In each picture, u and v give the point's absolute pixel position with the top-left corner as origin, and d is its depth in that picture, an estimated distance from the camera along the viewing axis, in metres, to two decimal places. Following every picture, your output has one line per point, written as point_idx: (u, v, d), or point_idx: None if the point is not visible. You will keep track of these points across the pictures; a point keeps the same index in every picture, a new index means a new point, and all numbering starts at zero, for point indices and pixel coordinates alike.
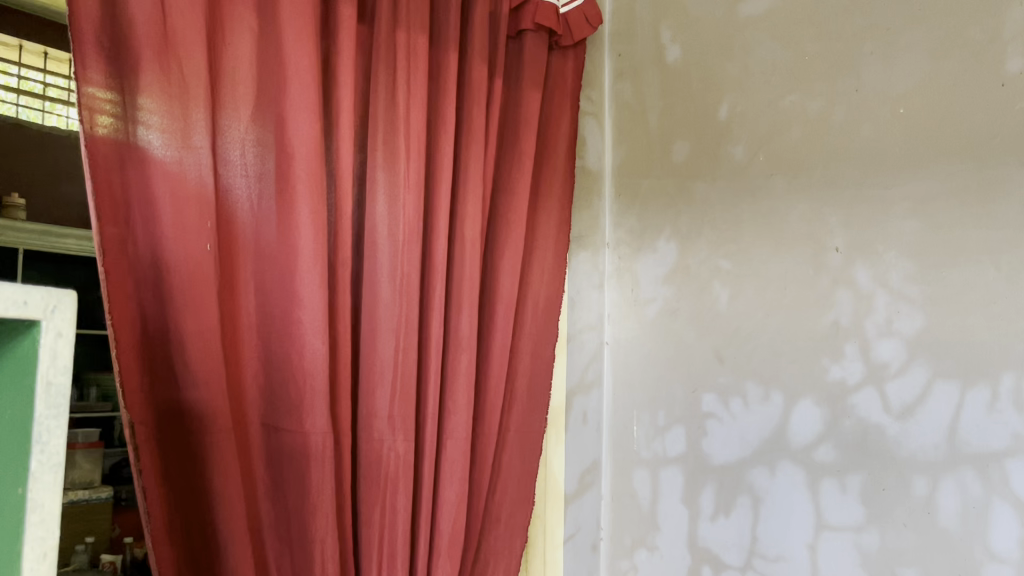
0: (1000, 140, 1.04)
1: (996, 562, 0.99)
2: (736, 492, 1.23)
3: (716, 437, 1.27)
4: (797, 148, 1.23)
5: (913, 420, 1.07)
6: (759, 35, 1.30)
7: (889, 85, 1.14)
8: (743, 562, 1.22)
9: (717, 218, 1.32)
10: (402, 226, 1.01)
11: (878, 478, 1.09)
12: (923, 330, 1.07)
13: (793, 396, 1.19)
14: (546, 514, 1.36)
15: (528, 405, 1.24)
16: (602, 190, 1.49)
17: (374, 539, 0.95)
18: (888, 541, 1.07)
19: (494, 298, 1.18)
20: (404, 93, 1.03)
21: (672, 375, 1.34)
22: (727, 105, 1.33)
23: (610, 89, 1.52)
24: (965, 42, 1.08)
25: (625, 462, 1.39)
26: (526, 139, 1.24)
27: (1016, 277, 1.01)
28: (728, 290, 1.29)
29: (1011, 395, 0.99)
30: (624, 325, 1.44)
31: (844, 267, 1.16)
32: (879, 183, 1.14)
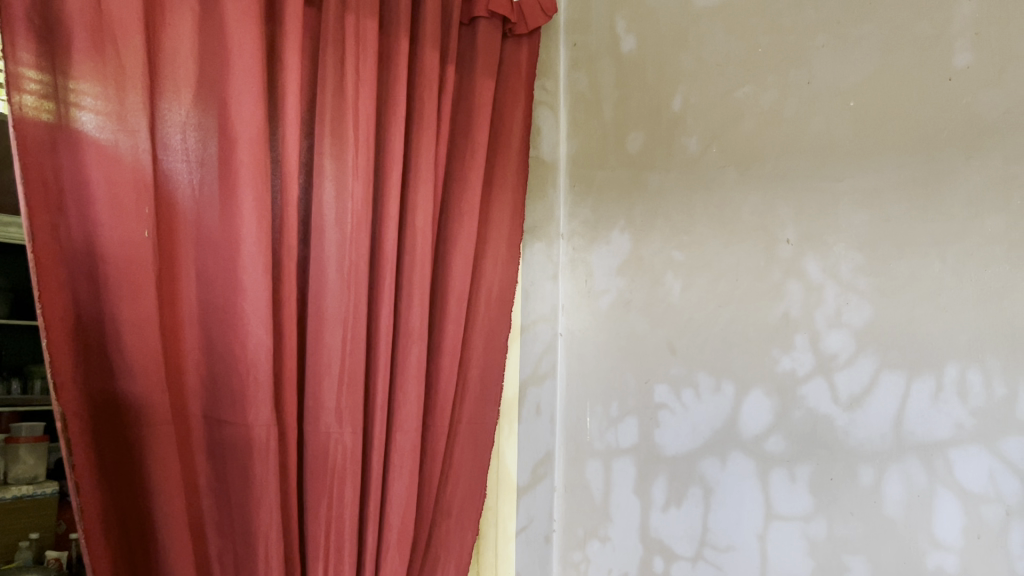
0: (947, 134, 1.05)
1: (939, 550, 1.00)
2: (687, 482, 1.24)
3: (668, 428, 1.27)
4: (749, 139, 1.24)
5: (861, 410, 1.08)
6: (712, 27, 1.30)
7: (840, 77, 1.15)
8: (693, 553, 1.22)
9: (670, 209, 1.32)
10: (350, 215, 0.99)
11: (826, 468, 1.10)
12: (871, 322, 1.08)
13: (743, 387, 1.20)
14: (497, 505, 1.33)
15: (479, 396, 1.23)
16: (557, 181, 1.48)
17: (321, 533, 0.93)
18: (836, 530, 1.09)
19: (446, 288, 1.17)
20: (353, 78, 1.01)
21: (625, 366, 1.34)
22: (680, 96, 1.33)
23: (565, 79, 1.51)
24: (914, 36, 1.09)
25: (578, 454, 1.39)
26: (479, 128, 1.23)
27: (962, 269, 1.02)
28: (680, 282, 1.29)
29: (954, 385, 1.01)
30: (578, 317, 1.43)
31: (795, 259, 1.16)
32: (830, 176, 1.15)
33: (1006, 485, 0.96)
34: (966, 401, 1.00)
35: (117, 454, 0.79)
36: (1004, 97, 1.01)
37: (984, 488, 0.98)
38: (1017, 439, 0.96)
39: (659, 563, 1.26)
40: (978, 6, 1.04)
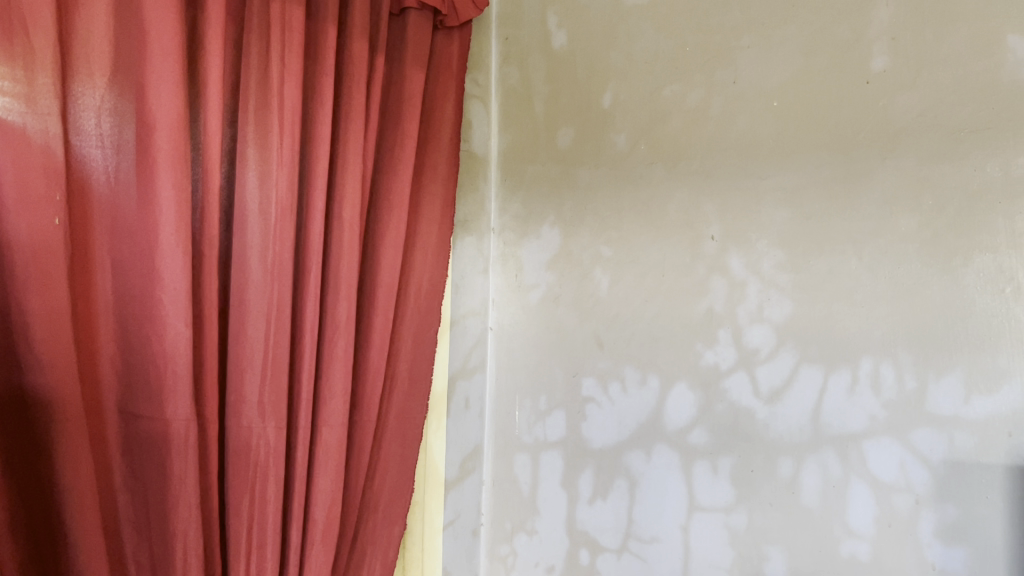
0: (865, 135, 1.10)
1: (853, 538, 1.04)
2: (613, 475, 1.25)
3: (594, 421, 1.28)
4: (677, 136, 1.26)
5: (780, 404, 1.12)
6: (642, 25, 1.32)
7: (764, 77, 1.19)
8: (619, 545, 1.23)
9: (599, 205, 1.33)
10: (275, 205, 0.97)
11: (747, 460, 1.13)
12: (791, 317, 1.12)
13: (668, 381, 1.22)
14: (425, 500, 1.33)
15: (408, 391, 1.21)
16: (488, 174, 1.47)
17: (242, 530, 0.91)
18: (755, 520, 1.11)
19: (374, 281, 1.15)
20: (278, 66, 0.99)
21: (553, 360, 1.34)
22: (610, 92, 1.34)
23: (496, 73, 1.50)
24: (834, 39, 1.14)
25: (507, 448, 1.37)
26: (409, 120, 1.22)
27: (876, 266, 1.07)
28: (608, 277, 1.30)
29: (869, 379, 1.05)
30: (508, 311, 1.42)
31: (719, 255, 1.19)
32: (753, 174, 1.18)
33: (916, 475, 1.01)
34: (879, 393, 1.04)
35: (24, 449, 0.77)
36: (917, 100, 1.07)
37: (895, 478, 1.02)
38: (926, 431, 1.01)
39: (585, 555, 1.26)
40: (895, 13, 1.10)
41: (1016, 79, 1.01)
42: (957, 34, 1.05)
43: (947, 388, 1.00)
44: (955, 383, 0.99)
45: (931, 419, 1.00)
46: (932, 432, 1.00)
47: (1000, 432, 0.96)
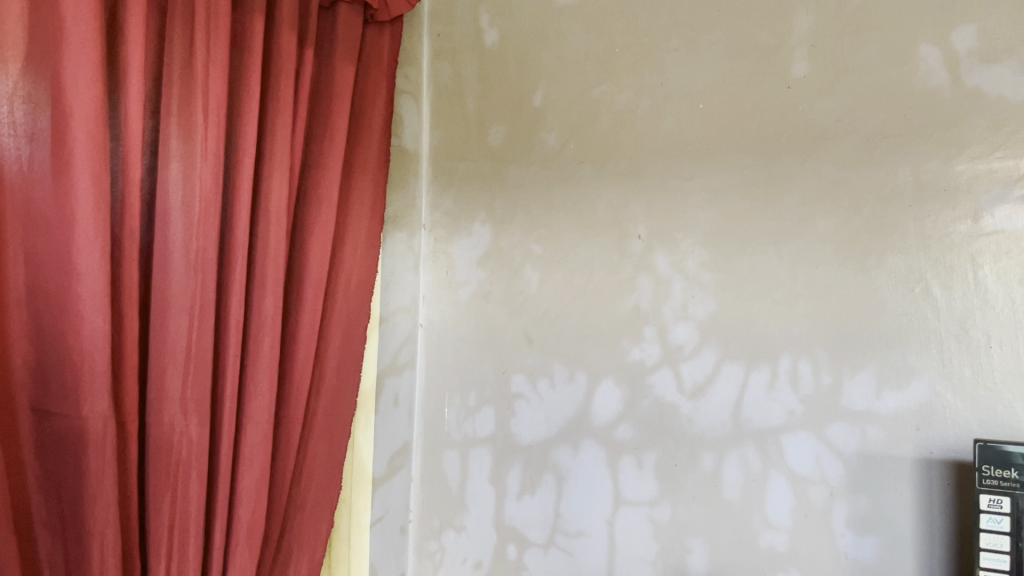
0: (786, 138, 1.14)
1: (771, 530, 1.08)
2: (541, 471, 1.26)
3: (523, 417, 1.29)
4: (607, 136, 1.28)
5: (703, 399, 1.15)
6: (572, 26, 1.34)
7: (689, 80, 1.23)
8: (546, 540, 1.24)
9: (530, 203, 1.34)
10: (198, 197, 0.95)
11: (671, 455, 1.16)
12: (714, 314, 1.16)
13: (595, 377, 1.24)
14: (353, 497, 1.26)
15: (336, 387, 1.20)
16: (419, 170, 1.45)
17: (163, 530, 0.89)
18: (679, 514, 1.14)
19: (302, 277, 1.13)
20: (202, 57, 0.97)
21: (483, 356, 1.34)
22: (541, 91, 1.35)
23: (427, 69, 1.49)
24: (757, 44, 1.18)
25: (435, 445, 1.37)
26: (338, 114, 1.20)
27: (796, 266, 1.11)
28: (538, 274, 1.31)
29: (788, 375, 1.10)
30: (438, 308, 1.41)
31: (645, 254, 1.22)
32: (679, 174, 1.21)
33: (831, 468, 1.05)
34: (797, 389, 1.09)
35: None
36: (836, 106, 1.12)
37: (811, 470, 1.06)
38: (841, 425, 1.05)
39: (513, 551, 1.27)
40: (815, 20, 1.14)
41: (926, 87, 1.06)
42: (874, 43, 1.10)
43: (861, 384, 1.05)
44: (869, 379, 1.05)
45: (846, 414, 1.05)
46: (847, 426, 1.05)
47: (909, 426, 1.01)
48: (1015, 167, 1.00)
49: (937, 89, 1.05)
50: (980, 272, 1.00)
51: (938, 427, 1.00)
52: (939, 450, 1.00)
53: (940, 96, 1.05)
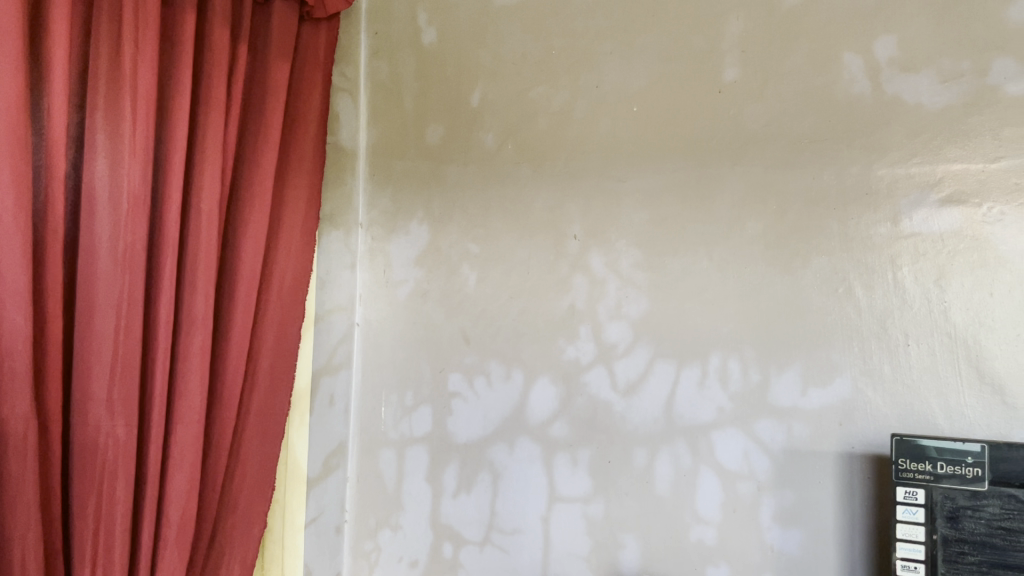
0: (717, 142, 1.17)
1: (701, 524, 1.10)
2: (477, 469, 1.27)
3: (460, 416, 1.29)
4: (543, 137, 1.29)
5: (636, 397, 1.17)
6: (510, 27, 1.35)
7: (625, 83, 1.25)
8: (481, 537, 1.25)
9: (467, 203, 1.34)
10: (125, 194, 0.93)
11: (605, 451, 1.18)
12: (646, 313, 1.18)
13: (531, 376, 1.25)
14: (286, 497, 1.25)
15: (269, 387, 1.19)
16: (356, 169, 1.43)
17: (88, 532, 0.87)
18: (612, 510, 1.16)
19: (235, 275, 1.12)
20: (130, 51, 0.95)
21: (420, 355, 1.34)
22: (479, 92, 1.35)
23: (365, 67, 1.47)
24: (690, 49, 1.21)
25: (371, 444, 1.36)
26: (273, 111, 1.19)
27: (725, 268, 1.14)
28: (475, 274, 1.31)
29: (717, 372, 1.13)
30: (375, 307, 1.39)
31: (580, 254, 1.24)
32: (614, 175, 1.23)
33: (758, 463, 1.08)
34: (726, 386, 1.12)
35: None
36: (765, 111, 1.15)
37: (740, 466, 1.09)
38: (768, 421, 1.09)
39: (448, 549, 1.27)
40: (745, 26, 1.17)
41: (849, 94, 1.10)
42: (801, 49, 1.14)
43: (787, 382, 1.08)
44: (795, 377, 1.08)
45: (773, 410, 1.08)
46: (774, 422, 1.08)
47: (832, 422, 1.05)
48: (931, 172, 1.04)
49: (859, 96, 1.09)
50: (899, 273, 1.04)
51: (860, 423, 1.03)
52: (859, 445, 1.03)
53: (862, 103, 1.09)
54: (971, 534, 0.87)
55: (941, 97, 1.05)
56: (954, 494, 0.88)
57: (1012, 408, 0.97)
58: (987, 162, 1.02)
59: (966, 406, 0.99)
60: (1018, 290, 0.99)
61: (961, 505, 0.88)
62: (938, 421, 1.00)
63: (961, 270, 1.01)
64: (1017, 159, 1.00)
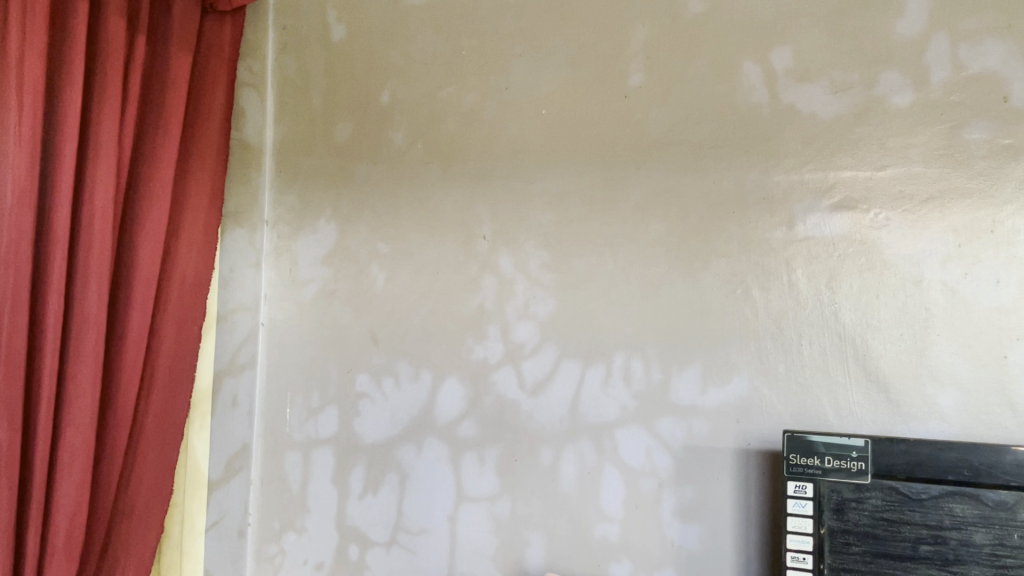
0: (623, 145, 1.19)
1: (604, 521, 1.12)
2: (384, 470, 1.26)
3: (367, 417, 1.28)
4: (452, 137, 1.29)
5: (543, 396, 1.19)
6: (421, 26, 1.34)
7: (534, 86, 1.26)
8: (388, 538, 1.24)
9: (376, 201, 1.32)
10: (10, 187, 0.90)
11: (511, 451, 1.19)
12: (554, 313, 1.20)
13: (440, 375, 1.25)
14: (184, 503, 1.27)
15: (169, 388, 1.15)
16: (262, 165, 1.39)
17: None
18: (518, 508, 1.17)
19: (132, 272, 1.08)
20: (16, 38, 0.91)
21: (326, 356, 1.31)
22: (389, 90, 1.34)
23: (272, 63, 1.42)
24: (598, 53, 1.23)
25: (276, 446, 1.32)
26: (173, 104, 1.15)
27: (630, 269, 1.17)
28: (384, 273, 1.30)
29: (621, 372, 1.15)
30: (281, 306, 1.35)
31: (489, 254, 1.24)
32: (523, 177, 1.24)
33: (660, 460, 1.11)
34: (630, 386, 1.14)
35: None
36: (669, 116, 1.18)
37: (642, 462, 1.12)
38: (669, 419, 1.11)
39: (354, 551, 1.25)
40: (650, 33, 1.20)
41: (748, 102, 1.14)
42: (703, 58, 1.17)
43: (688, 380, 1.11)
44: (695, 375, 1.11)
45: (674, 408, 1.11)
46: (675, 419, 1.11)
47: (730, 419, 1.08)
48: (824, 179, 1.09)
49: (758, 104, 1.13)
50: (793, 274, 1.08)
51: (757, 420, 1.07)
52: (756, 442, 1.07)
53: (760, 111, 1.13)
54: (856, 525, 0.91)
55: (833, 107, 1.10)
56: (840, 487, 0.92)
57: (896, 405, 1.02)
58: (875, 170, 1.07)
59: (854, 404, 1.03)
60: (902, 292, 1.04)
61: (846, 497, 0.92)
62: (828, 418, 1.04)
63: (851, 272, 1.06)
64: (901, 168, 1.06)
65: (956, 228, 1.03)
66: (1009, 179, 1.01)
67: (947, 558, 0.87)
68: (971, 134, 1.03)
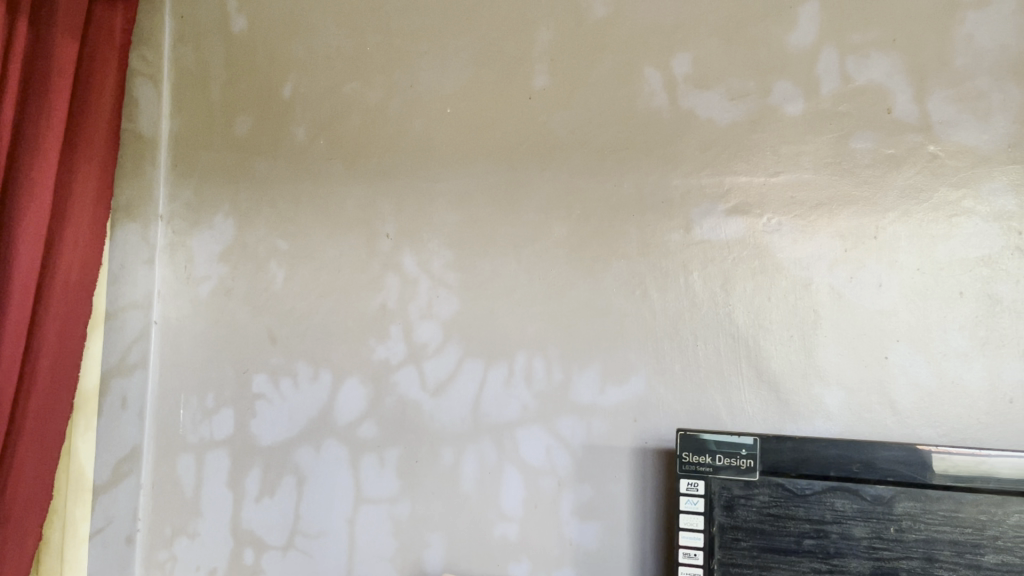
0: (527, 146, 1.20)
1: (504, 521, 1.13)
2: (281, 472, 1.23)
3: (264, 418, 1.25)
4: (356, 134, 1.27)
5: (445, 395, 1.18)
6: (324, 20, 1.31)
7: (438, 84, 1.25)
8: (284, 542, 1.21)
9: (276, 198, 1.29)
10: None
11: (412, 451, 1.18)
12: (456, 313, 1.19)
13: (339, 376, 1.23)
14: (66, 508, 1.23)
15: (50, 388, 1.10)
16: (156, 158, 1.34)
17: None
18: (417, 509, 1.16)
19: (9, 268, 1.03)
20: None
21: (223, 355, 1.28)
22: (290, 84, 1.31)
23: (168, 53, 1.38)
24: (503, 55, 1.23)
25: (169, 448, 1.28)
26: (57, 92, 1.10)
27: (532, 269, 1.17)
28: (284, 271, 1.27)
29: (522, 372, 1.15)
30: (175, 304, 1.31)
31: (392, 253, 1.23)
32: (426, 175, 1.23)
33: (559, 458, 1.12)
34: (531, 385, 1.15)
35: None
36: (572, 118, 1.19)
37: (542, 461, 1.12)
38: (569, 418, 1.12)
39: (249, 555, 1.22)
40: (554, 36, 1.21)
41: (649, 106, 1.16)
42: (606, 61, 1.18)
43: (587, 379, 1.13)
44: (595, 374, 1.12)
45: (573, 407, 1.12)
46: (574, 418, 1.12)
47: (628, 418, 1.10)
48: (720, 184, 1.11)
49: (658, 109, 1.15)
50: (690, 277, 1.11)
51: (653, 419, 1.09)
52: (652, 441, 1.09)
53: (660, 116, 1.15)
54: (744, 521, 0.93)
55: (730, 114, 1.12)
56: (730, 484, 0.94)
57: (786, 404, 1.05)
58: (768, 176, 1.10)
59: (746, 403, 1.06)
60: (792, 294, 1.07)
61: (735, 494, 0.94)
62: (721, 417, 1.07)
63: (744, 275, 1.09)
64: (792, 175, 1.09)
65: (843, 234, 1.07)
66: (892, 188, 1.06)
67: (828, 551, 0.90)
68: (857, 144, 1.08)
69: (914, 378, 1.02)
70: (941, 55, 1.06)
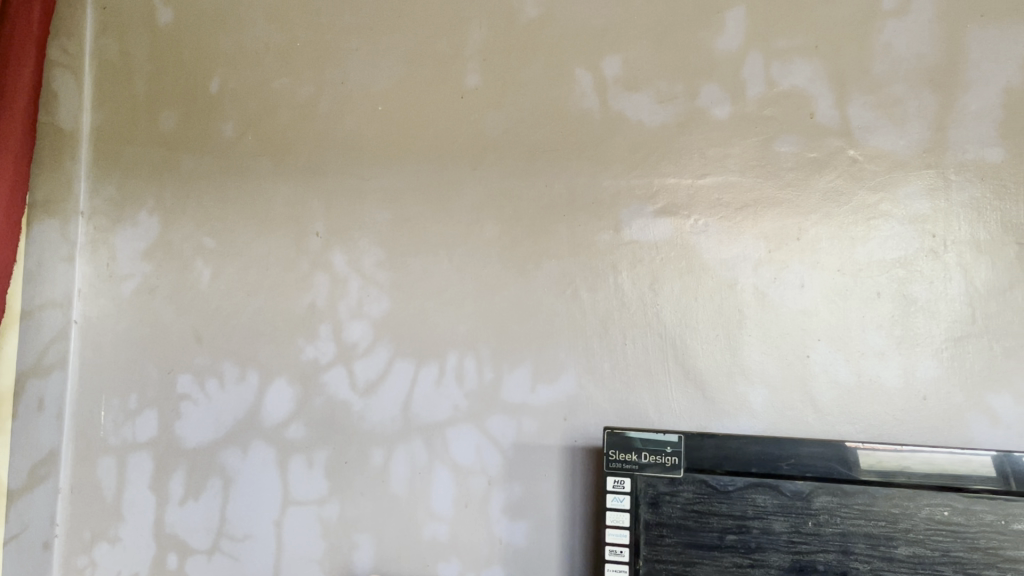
0: (458, 145, 1.20)
1: (434, 521, 1.12)
2: (207, 474, 1.20)
3: (189, 420, 1.22)
4: (285, 130, 1.25)
5: (375, 395, 1.17)
6: (253, 14, 1.29)
7: (369, 81, 1.24)
8: (209, 545, 1.19)
9: (203, 194, 1.27)
10: None
11: (341, 452, 1.17)
12: (387, 313, 1.18)
13: (267, 376, 1.21)
14: None
15: None
16: (77, 152, 1.30)
17: None
18: (346, 511, 1.15)
19: None
20: None
21: (146, 355, 1.25)
22: (218, 78, 1.29)
23: (90, 44, 1.34)
24: (435, 53, 1.22)
25: (89, 451, 1.24)
26: None
27: (463, 269, 1.17)
28: (210, 269, 1.25)
29: (453, 371, 1.15)
30: (96, 302, 1.28)
31: (322, 251, 1.22)
32: (357, 173, 1.22)
33: (489, 457, 1.12)
34: (462, 385, 1.14)
35: None
36: (503, 118, 1.19)
37: (472, 461, 1.12)
38: (500, 417, 1.12)
39: (172, 560, 1.19)
40: (486, 35, 1.21)
41: (580, 107, 1.17)
42: (538, 62, 1.19)
43: (518, 378, 1.13)
44: (525, 374, 1.13)
45: (504, 407, 1.13)
46: (504, 418, 1.12)
47: (558, 417, 1.11)
48: (649, 185, 1.13)
49: (588, 110, 1.16)
50: (619, 277, 1.12)
51: (583, 418, 1.10)
52: (581, 439, 1.10)
53: (591, 117, 1.16)
54: (669, 518, 0.94)
55: (658, 116, 1.14)
56: (655, 481, 0.95)
57: (711, 402, 1.07)
58: (696, 178, 1.12)
59: (673, 401, 1.08)
60: (718, 295, 1.09)
61: (661, 491, 0.95)
62: (649, 415, 1.08)
63: (671, 276, 1.11)
64: (719, 177, 1.11)
65: (766, 236, 1.09)
66: (814, 191, 1.08)
67: (749, 546, 0.92)
68: (781, 147, 1.10)
69: (834, 376, 1.05)
70: (861, 63, 1.09)
